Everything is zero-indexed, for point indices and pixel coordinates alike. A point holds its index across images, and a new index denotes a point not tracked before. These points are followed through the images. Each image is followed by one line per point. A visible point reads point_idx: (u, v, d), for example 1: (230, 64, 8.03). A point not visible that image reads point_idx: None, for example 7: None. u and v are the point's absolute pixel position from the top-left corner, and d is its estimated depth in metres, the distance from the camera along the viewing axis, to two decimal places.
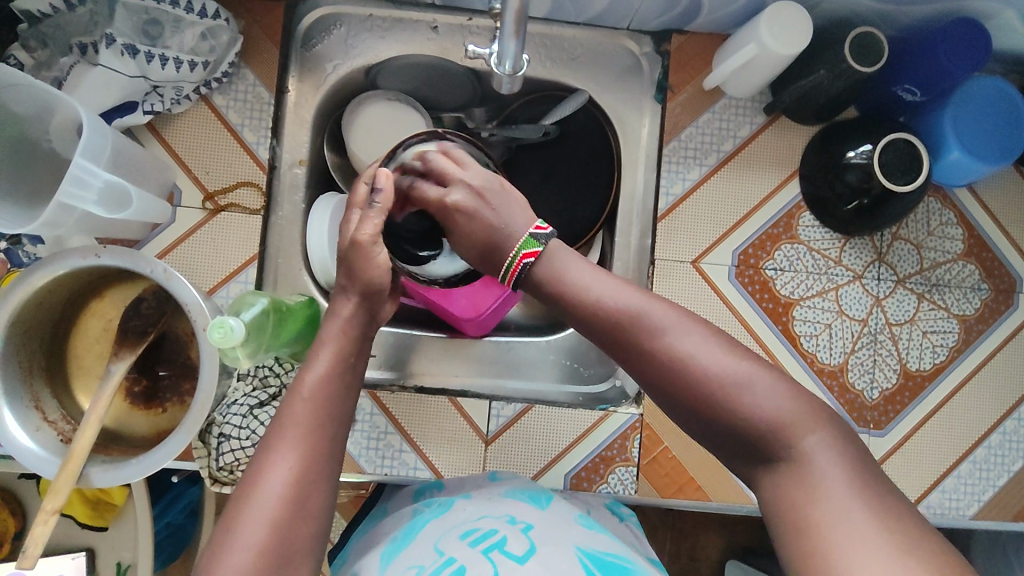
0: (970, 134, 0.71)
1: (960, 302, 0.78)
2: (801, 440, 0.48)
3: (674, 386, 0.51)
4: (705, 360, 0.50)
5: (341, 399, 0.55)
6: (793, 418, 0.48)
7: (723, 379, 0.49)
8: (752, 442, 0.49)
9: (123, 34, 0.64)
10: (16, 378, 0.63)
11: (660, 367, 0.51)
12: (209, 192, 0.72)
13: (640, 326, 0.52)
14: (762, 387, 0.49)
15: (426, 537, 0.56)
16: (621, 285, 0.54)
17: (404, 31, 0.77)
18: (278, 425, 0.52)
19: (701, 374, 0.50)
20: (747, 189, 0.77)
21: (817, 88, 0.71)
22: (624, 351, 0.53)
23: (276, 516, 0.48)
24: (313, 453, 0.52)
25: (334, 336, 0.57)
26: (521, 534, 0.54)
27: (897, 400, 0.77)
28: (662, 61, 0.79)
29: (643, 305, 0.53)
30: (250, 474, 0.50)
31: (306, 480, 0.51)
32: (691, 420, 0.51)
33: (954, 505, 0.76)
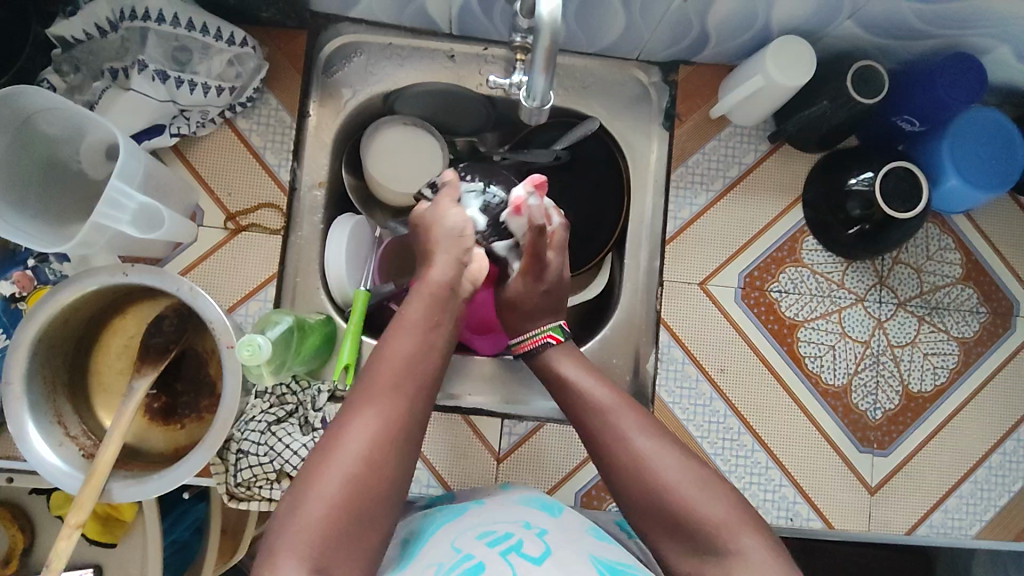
0: (964, 164, 0.74)
1: (959, 325, 0.81)
2: (736, 542, 0.51)
3: (631, 484, 0.55)
4: (661, 462, 0.55)
5: (421, 381, 0.57)
6: (729, 524, 0.52)
7: (671, 482, 0.54)
8: (694, 534, 0.53)
9: (155, 61, 0.66)
10: (41, 394, 0.64)
11: (621, 467, 0.56)
12: (231, 212, 0.74)
13: (609, 426, 0.58)
14: (706, 490, 0.54)
15: (442, 537, 0.57)
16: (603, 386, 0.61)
17: (421, 59, 0.80)
18: (363, 389, 0.55)
19: (656, 473, 0.55)
20: (753, 214, 0.80)
21: (820, 119, 0.74)
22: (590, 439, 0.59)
23: (354, 475, 0.51)
24: (394, 420, 0.54)
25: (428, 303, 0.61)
26: (537, 539, 0.55)
27: (900, 421, 0.79)
28: (670, 90, 0.81)
29: (616, 407, 0.59)
30: (332, 438, 0.53)
31: (388, 446, 0.53)
32: (640, 514, 0.55)
33: (956, 524, 0.77)
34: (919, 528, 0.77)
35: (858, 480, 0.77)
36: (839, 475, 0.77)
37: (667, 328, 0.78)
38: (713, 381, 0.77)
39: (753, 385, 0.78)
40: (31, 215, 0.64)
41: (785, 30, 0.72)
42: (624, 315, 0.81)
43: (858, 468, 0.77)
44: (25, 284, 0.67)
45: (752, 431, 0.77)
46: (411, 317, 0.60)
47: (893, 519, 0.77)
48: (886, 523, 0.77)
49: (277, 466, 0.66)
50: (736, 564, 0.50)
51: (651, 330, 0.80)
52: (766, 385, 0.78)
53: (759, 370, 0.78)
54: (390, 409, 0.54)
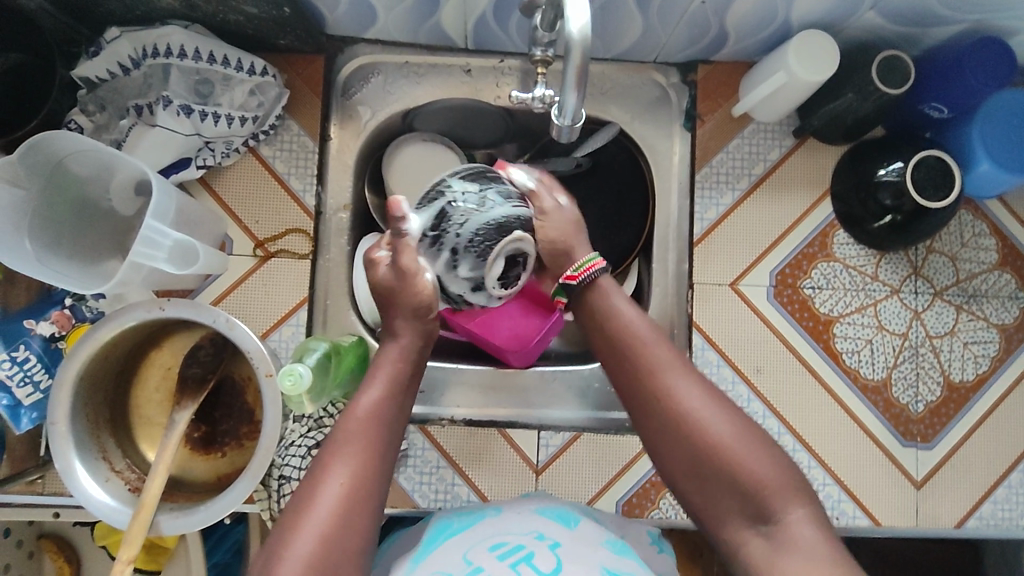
0: (997, 148, 0.73)
1: (998, 311, 0.79)
2: (782, 509, 0.51)
3: (679, 440, 0.55)
4: (713, 420, 0.55)
5: (391, 431, 0.57)
6: (779, 488, 0.52)
7: (722, 436, 0.54)
8: (742, 496, 0.52)
9: (179, 96, 0.67)
10: (85, 431, 0.65)
11: (671, 417, 0.55)
12: (259, 240, 0.75)
13: (657, 374, 0.57)
14: (758, 452, 0.53)
15: (452, 546, 0.58)
16: (651, 331, 0.60)
17: (439, 76, 0.80)
18: (335, 437, 0.55)
19: (705, 428, 0.54)
20: (780, 210, 0.79)
21: (845, 111, 0.73)
22: (631, 385, 0.59)
23: (328, 529, 0.50)
24: (366, 469, 0.54)
25: (391, 360, 0.61)
26: (549, 551, 0.55)
27: (942, 412, 0.77)
28: (690, 91, 0.81)
29: (670, 358, 0.58)
30: (301, 494, 0.52)
31: (357, 496, 0.52)
32: (679, 467, 0.55)
33: (1006, 515, 0.76)
34: (969, 520, 0.76)
35: (902, 475, 0.76)
36: (883, 470, 0.76)
37: (700, 331, 0.77)
38: (749, 382, 0.77)
39: (792, 384, 0.77)
40: (68, 255, 0.65)
41: (807, 24, 0.71)
42: (654, 319, 0.80)
43: (903, 463, 0.76)
44: (64, 323, 0.67)
45: (792, 431, 0.76)
46: (380, 370, 0.60)
47: (941, 513, 0.76)
48: (934, 517, 0.76)
49: None
50: (784, 533, 0.50)
51: (684, 333, 0.79)
52: (804, 383, 0.77)
53: (797, 369, 0.77)
54: (362, 458, 0.54)
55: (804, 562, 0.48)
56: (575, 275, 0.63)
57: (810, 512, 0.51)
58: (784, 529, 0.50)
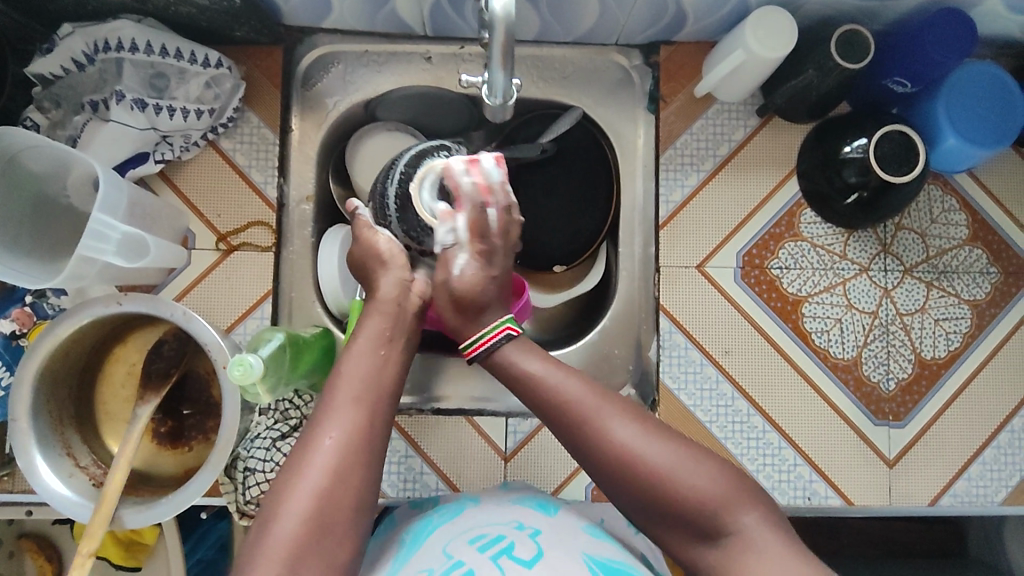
0: (962, 121, 0.72)
1: (969, 287, 0.78)
2: (734, 521, 0.50)
3: (615, 478, 0.52)
4: (646, 451, 0.52)
5: (383, 391, 0.56)
6: (727, 500, 0.51)
7: (661, 464, 0.51)
8: (695, 516, 0.51)
9: (132, 90, 0.67)
10: (48, 427, 0.65)
11: (601, 457, 0.53)
12: (222, 233, 0.74)
13: (584, 416, 0.54)
14: (698, 469, 0.52)
15: (434, 542, 0.56)
16: (566, 373, 0.56)
17: (399, 64, 0.80)
18: (335, 388, 0.55)
19: (640, 461, 0.52)
20: (746, 191, 0.78)
21: (807, 88, 0.72)
22: (560, 432, 0.55)
23: (323, 488, 0.50)
24: (359, 430, 0.53)
25: (382, 310, 0.60)
26: (529, 539, 0.54)
27: (914, 390, 0.76)
28: (652, 73, 0.80)
29: (587, 395, 0.54)
30: (297, 452, 0.52)
31: (350, 458, 0.52)
32: (626, 500, 0.53)
33: (981, 492, 0.75)
34: (943, 498, 0.75)
35: (875, 454, 0.75)
36: (854, 450, 0.75)
37: (667, 314, 0.77)
38: (718, 364, 0.76)
39: (760, 365, 0.76)
40: (25, 252, 0.65)
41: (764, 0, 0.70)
42: (621, 304, 0.81)
43: (875, 442, 0.76)
44: (25, 321, 0.68)
45: (762, 412, 0.76)
46: (370, 323, 0.59)
47: (915, 491, 0.75)
48: (907, 495, 0.75)
49: None
50: (742, 546, 0.49)
51: (652, 317, 0.79)
52: (773, 364, 0.76)
53: (765, 350, 0.76)
54: (356, 415, 0.53)
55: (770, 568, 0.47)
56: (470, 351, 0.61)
57: (760, 514, 0.51)
58: (739, 537, 0.50)
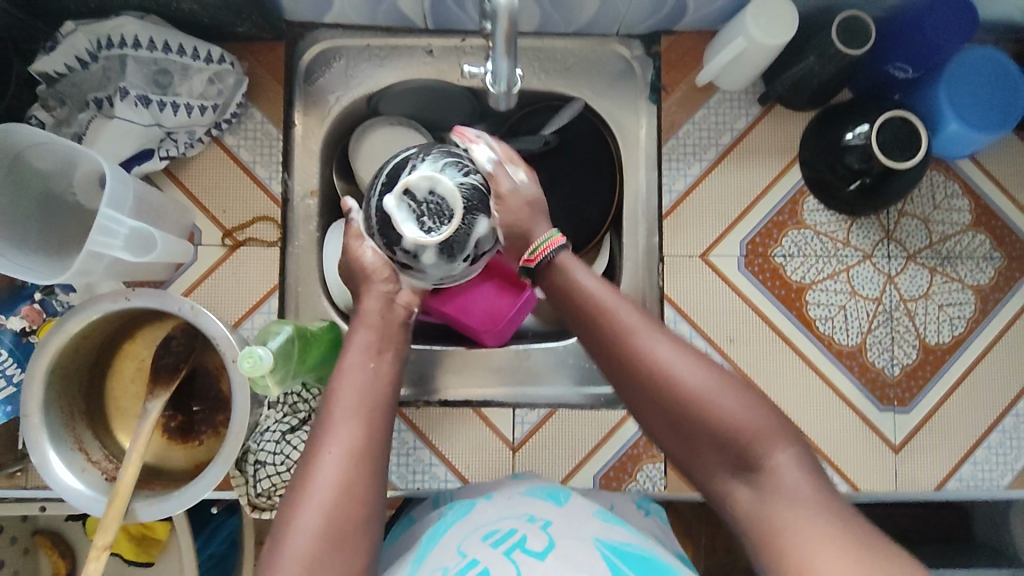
0: (963, 106, 0.72)
1: (973, 272, 0.78)
2: (769, 457, 0.48)
3: (648, 391, 0.52)
4: (685, 373, 0.51)
5: (378, 399, 0.57)
6: (757, 434, 0.49)
7: (699, 389, 0.50)
8: (728, 447, 0.49)
9: (136, 87, 0.67)
10: (60, 422, 0.65)
11: (640, 372, 0.52)
12: (227, 229, 0.75)
13: (625, 336, 0.53)
14: (733, 400, 0.50)
15: (450, 539, 0.57)
16: (615, 293, 0.56)
17: (401, 58, 0.80)
18: (328, 408, 0.55)
19: (678, 384, 0.51)
20: (748, 179, 0.78)
21: (808, 75, 0.72)
22: (603, 352, 0.55)
23: (330, 504, 0.50)
24: (360, 440, 0.53)
25: (368, 323, 0.61)
26: (540, 531, 0.54)
27: (919, 375, 0.77)
28: (654, 63, 0.80)
29: (630, 313, 0.54)
30: (305, 465, 0.53)
31: (355, 468, 0.52)
32: (662, 429, 0.52)
33: (986, 476, 0.76)
34: (949, 482, 0.76)
35: (880, 440, 0.76)
36: (860, 436, 0.76)
37: (672, 303, 0.77)
38: (723, 352, 0.76)
39: (765, 353, 0.76)
40: (33, 249, 0.65)
41: None
42: (627, 293, 0.81)
43: (880, 428, 0.76)
44: (34, 318, 0.68)
45: (768, 400, 0.76)
46: (359, 335, 0.60)
47: (921, 476, 0.76)
48: (913, 480, 0.76)
49: (294, 472, 0.68)
50: (771, 481, 0.48)
51: (656, 306, 0.79)
52: (778, 351, 0.76)
53: (770, 337, 0.77)
54: (355, 428, 0.54)
55: (795, 513, 0.46)
56: (531, 258, 0.60)
57: (789, 453, 0.49)
58: (767, 476, 0.48)
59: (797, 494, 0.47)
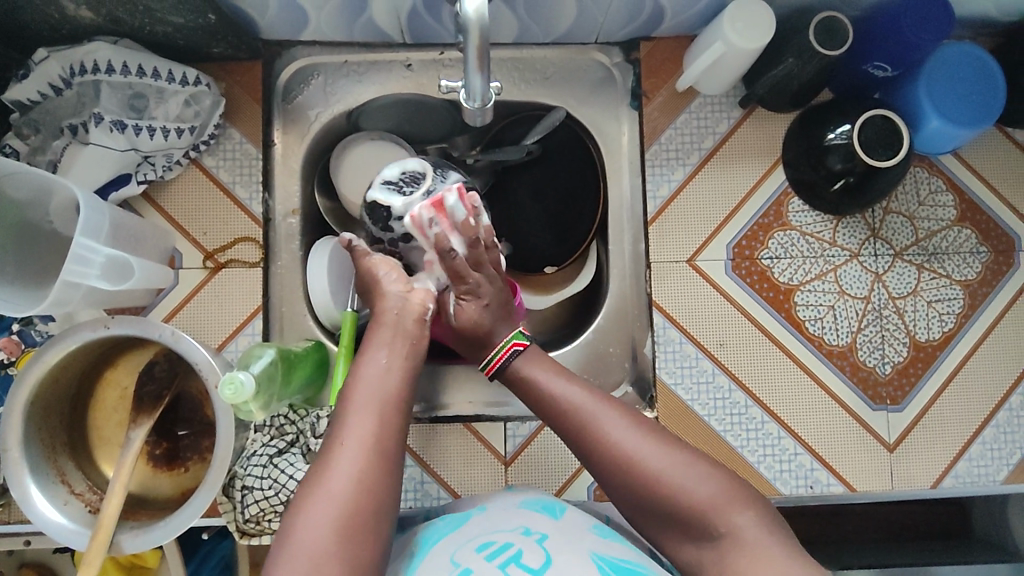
0: (943, 102, 0.72)
1: (961, 267, 0.78)
2: (730, 521, 0.53)
3: (610, 474, 0.56)
4: (645, 453, 0.56)
5: (398, 398, 0.57)
6: (719, 504, 0.53)
7: (659, 468, 0.55)
8: (693, 519, 0.54)
9: (111, 112, 0.67)
10: (40, 455, 0.64)
11: (602, 456, 0.57)
12: (209, 251, 0.74)
13: (586, 424, 0.58)
14: (694, 473, 0.55)
15: (442, 551, 0.56)
16: (573, 382, 0.61)
17: (379, 73, 0.79)
18: (349, 400, 0.56)
19: (641, 464, 0.55)
20: (732, 183, 0.78)
21: (788, 77, 0.72)
22: (568, 437, 0.60)
23: (347, 496, 0.51)
24: (379, 439, 0.54)
25: (387, 323, 0.61)
26: (536, 545, 0.54)
27: (910, 372, 0.76)
28: (634, 70, 0.80)
29: (587, 400, 0.59)
30: (318, 464, 0.53)
31: (373, 466, 0.52)
32: (631, 505, 0.56)
33: (982, 472, 0.75)
34: (945, 480, 0.75)
35: (874, 439, 0.75)
36: (854, 436, 0.75)
37: (660, 309, 0.77)
38: (713, 357, 0.76)
39: (756, 357, 0.76)
40: (9, 280, 0.64)
41: None
42: (615, 301, 0.80)
43: (874, 427, 0.76)
44: (12, 349, 0.67)
45: (760, 403, 0.75)
46: (379, 335, 0.60)
47: (916, 474, 0.75)
48: (908, 479, 0.75)
49: (282, 497, 0.66)
50: (736, 546, 0.52)
51: (645, 314, 0.79)
52: (768, 354, 0.76)
53: (760, 341, 0.76)
54: (377, 421, 0.55)
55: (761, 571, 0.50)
56: (490, 365, 0.65)
57: (750, 516, 0.53)
58: (733, 541, 0.52)
59: (763, 554, 0.51)
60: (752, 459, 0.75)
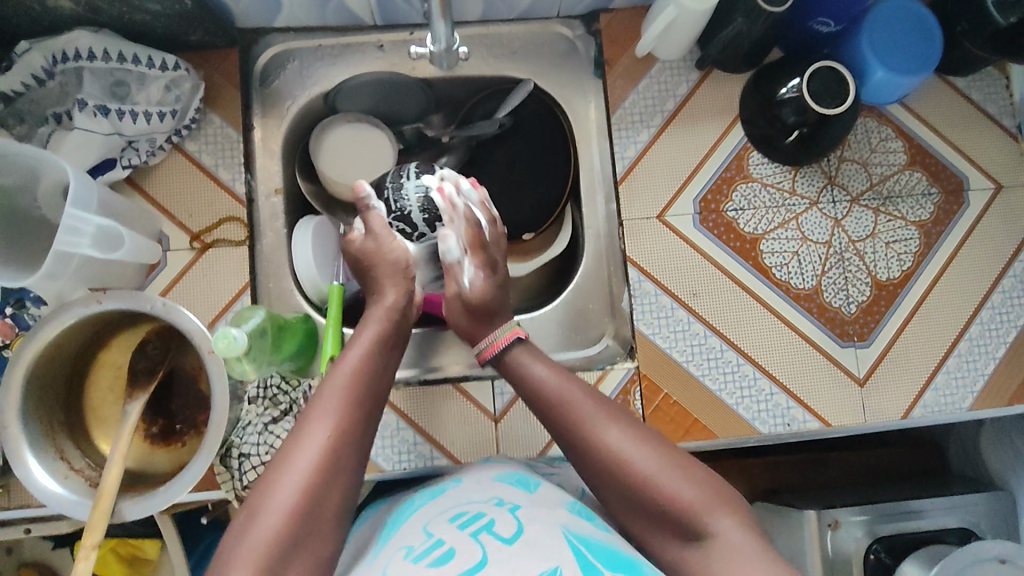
0: (887, 53, 0.76)
1: (914, 209, 0.82)
2: (711, 524, 0.53)
3: (602, 473, 0.58)
4: (632, 453, 0.57)
5: (371, 394, 0.60)
6: (701, 506, 0.54)
7: (645, 469, 0.56)
8: (673, 519, 0.54)
9: (94, 97, 0.69)
10: (39, 432, 0.66)
11: (590, 453, 0.58)
12: (195, 232, 0.76)
13: (577, 419, 0.60)
14: (678, 478, 0.56)
15: (415, 522, 0.59)
16: (567, 378, 0.63)
17: (352, 55, 0.83)
18: (318, 396, 0.58)
19: (628, 464, 0.57)
20: (695, 141, 0.82)
21: (738, 37, 0.76)
22: (559, 433, 0.61)
23: (307, 485, 0.52)
24: (346, 433, 0.56)
25: (377, 319, 0.66)
26: (508, 514, 0.56)
27: (875, 310, 0.80)
28: (595, 40, 0.84)
29: (580, 398, 0.61)
30: (289, 444, 0.55)
31: (336, 460, 0.54)
32: (616, 502, 0.57)
33: (949, 400, 0.79)
34: (914, 409, 0.79)
35: (845, 375, 0.79)
36: (826, 374, 0.79)
37: (635, 265, 0.80)
38: (688, 307, 0.79)
39: (728, 304, 0.79)
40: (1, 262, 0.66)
41: None
42: (591, 262, 0.85)
43: (843, 363, 0.79)
44: (6, 333, 0.69)
45: (735, 347, 0.79)
46: (363, 333, 0.64)
47: (887, 406, 0.79)
48: (880, 411, 0.79)
49: None
50: (714, 546, 0.52)
51: (620, 269, 0.82)
52: (739, 301, 0.80)
53: (731, 288, 0.80)
54: (342, 416, 0.56)
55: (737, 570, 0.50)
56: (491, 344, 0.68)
57: (728, 520, 0.54)
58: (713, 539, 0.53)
59: (740, 554, 0.51)
60: (731, 402, 0.78)
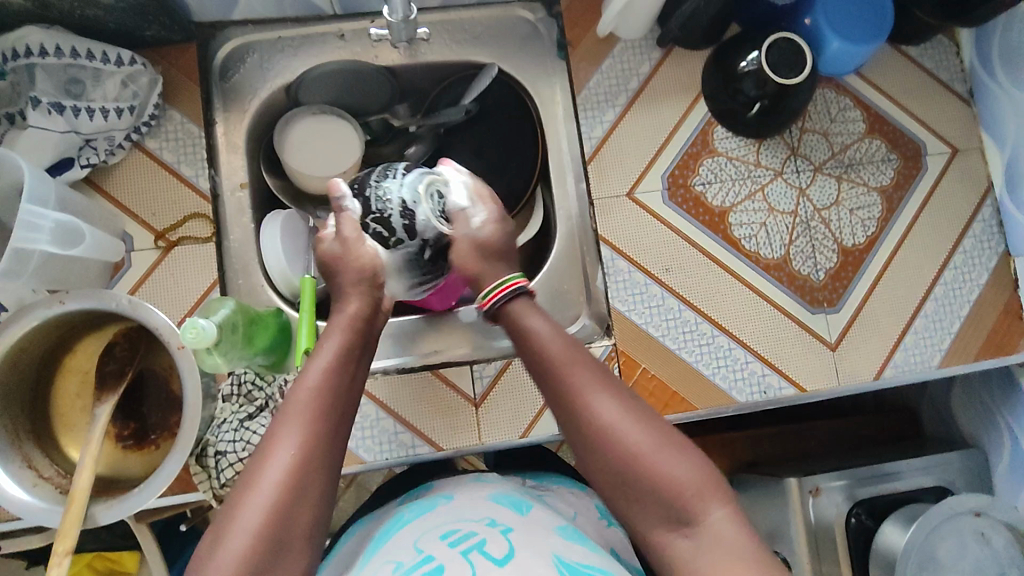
0: (840, 23, 0.78)
1: (876, 175, 0.84)
2: (704, 513, 0.54)
3: (593, 450, 0.57)
4: (627, 429, 0.56)
5: (342, 396, 0.58)
6: (693, 492, 0.55)
7: (640, 448, 0.56)
8: (668, 501, 0.55)
9: (47, 94, 0.68)
10: (5, 440, 0.64)
11: (584, 426, 0.57)
12: (159, 231, 0.74)
13: (572, 389, 0.58)
14: (674, 456, 0.56)
15: (404, 536, 0.61)
16: (563, 343, 0.61)
17: (313, 46, 0.82)
18: (284, 408, 0.56)
19: (623, 441, 0.56)
20: (660, 118, 0.83)
21: (695, 13, 0.77)
22: (553, 403, 0.60)
23: (274, 500, 0.52)
24: (314, 438, 0.55)
25: (341, 326, 0.62)
26: (500, 537, 0.57)
27: (843, 275, 0.82)
28: (557, 23, 0.85)
29: (575, 368, 0.59)
30: (257, 456, 0.54)
31: (307, 467, 0.54)
32: (607, 479, 0.57)
33: (918, 359, 0.81)
34: (886, 370, 0.81)
35: (817, 340, 0.80)
36: (798, 340, 0.80)
37: (608, 243, 0.80)
38: (661, 282, 0.80)
39: (700, 277, 0.80)
40: None
41: None
42: (564, 242, 0.85)
43: (814, 329, 0.81)
44: None
45: (708, 318, 0.80)
46: (331, 336, 0.61)
47: (859, 367, 0.81)
48: (853, 373, 0.80)
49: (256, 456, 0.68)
50: (708, 535, 0.53)
51: (592, 248, 0.83)
52: (711, 273, 0.80)
53: (702, 261, 0.81)
54: (310, 428, 0.55)
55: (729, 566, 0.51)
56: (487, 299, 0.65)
57: (724, 512, 0.54)
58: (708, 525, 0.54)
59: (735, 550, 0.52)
60: (708, 373, 0.79)
